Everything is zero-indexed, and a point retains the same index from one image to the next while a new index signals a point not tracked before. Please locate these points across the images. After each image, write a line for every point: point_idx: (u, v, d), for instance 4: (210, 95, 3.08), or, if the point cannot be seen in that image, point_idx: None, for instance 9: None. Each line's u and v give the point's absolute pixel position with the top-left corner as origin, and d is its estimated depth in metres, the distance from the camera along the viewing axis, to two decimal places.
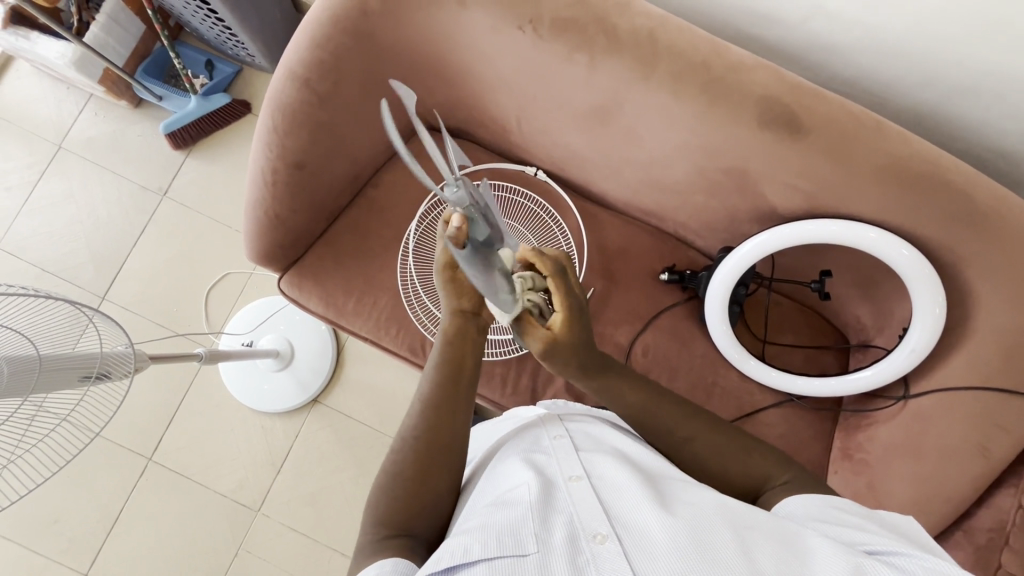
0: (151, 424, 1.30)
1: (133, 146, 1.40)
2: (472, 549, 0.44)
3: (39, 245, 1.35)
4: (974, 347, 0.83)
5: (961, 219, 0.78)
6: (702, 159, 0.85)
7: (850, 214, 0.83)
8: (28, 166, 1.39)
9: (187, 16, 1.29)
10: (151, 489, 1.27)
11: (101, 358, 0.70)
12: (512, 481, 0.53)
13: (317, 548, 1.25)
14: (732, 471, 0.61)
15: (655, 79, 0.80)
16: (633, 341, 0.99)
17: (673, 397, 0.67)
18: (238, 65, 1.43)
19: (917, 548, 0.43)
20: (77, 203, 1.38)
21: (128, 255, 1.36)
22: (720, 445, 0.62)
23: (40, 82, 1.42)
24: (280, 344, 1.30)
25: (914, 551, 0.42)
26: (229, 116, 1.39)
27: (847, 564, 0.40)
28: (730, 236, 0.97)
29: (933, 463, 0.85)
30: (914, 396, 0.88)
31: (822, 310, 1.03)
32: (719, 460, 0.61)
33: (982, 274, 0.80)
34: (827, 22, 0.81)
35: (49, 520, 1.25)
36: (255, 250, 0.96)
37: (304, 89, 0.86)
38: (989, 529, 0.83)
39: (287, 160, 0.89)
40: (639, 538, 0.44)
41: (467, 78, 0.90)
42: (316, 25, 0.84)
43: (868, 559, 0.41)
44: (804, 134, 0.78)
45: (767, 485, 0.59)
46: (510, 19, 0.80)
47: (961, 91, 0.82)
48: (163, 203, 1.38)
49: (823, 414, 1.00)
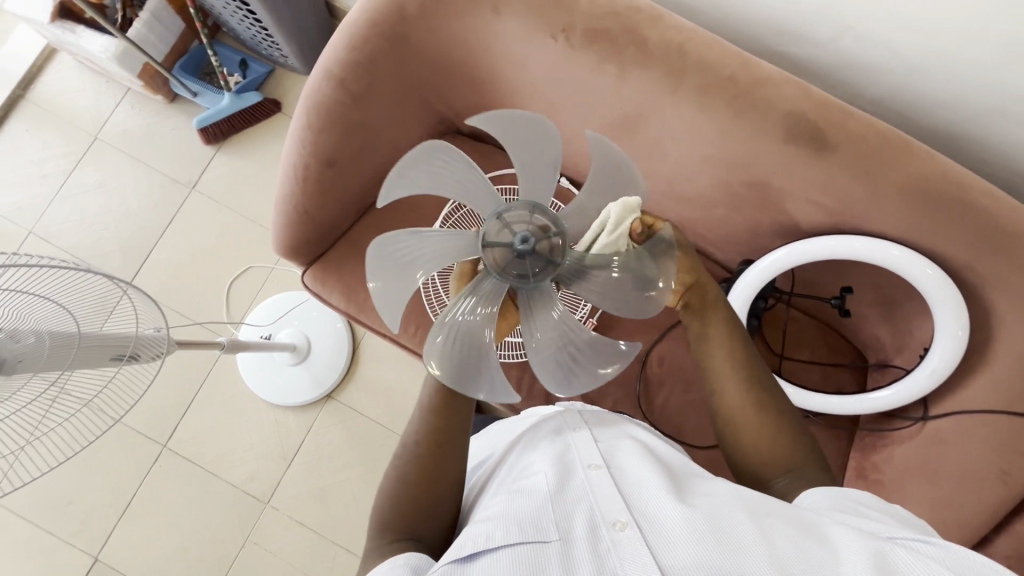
0: (168, 411, 1.32)
1: (166, 140, 1.44)
2: (493, 536, 0.45)
3: (71, 232, 1.39)
4: (997, 369, 0.82)
5: (988, 241, 0.78)
6: (725, 172, 0.86)
7: (873, 232, 0.84)
8: (65, 155, 1.43)
9: (226, 16, 1.33)
10: (164, 477, 1.29)
11: (135, 339, 0.72)
12: (532, 471, 0.54)
13: (324, 544, 1.26)
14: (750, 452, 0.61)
15: (683, 91, 0.81)
16: (648, 350, 1.00)
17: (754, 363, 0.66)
18: (271, 65, 1.47)
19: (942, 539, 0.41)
20: (108, 193, 1.41)
21: (155, 244, 1.39)
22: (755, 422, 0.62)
23: (80, 75, 1.47)
24: (298, 338, 1.32)
25: (935, 541, 0.41)
26: (259, 114, 1.43)
27: (866, 551, 0.40)
28: (750, 249, 0.97)
29: (950, 487, 0.84)
30: (932, 418, 0.88)
31: (840, 327, 1.03)
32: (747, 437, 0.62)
33: (1006, 297, 0.79)
34: (856, 41, 0.83)
35: (63, 501, 1.27)
36: (282, 243, 0.98)
37: (339, 89, 0.88)
38: (1007, 556, 0.82)
39: (318, 157, 0.91)
40: (658, 526, 0.44)
41: (497, 84, 0.92)
42: (353, 27, 0.86)
43: (886, 545, 0.41)
44: (830, 150, 0.79)
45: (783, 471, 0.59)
46: (543, 28, 0.82)
47: (989, 112, 0.82)
48: (192, 196, 1.42)
49: (838, 433, 0.99)
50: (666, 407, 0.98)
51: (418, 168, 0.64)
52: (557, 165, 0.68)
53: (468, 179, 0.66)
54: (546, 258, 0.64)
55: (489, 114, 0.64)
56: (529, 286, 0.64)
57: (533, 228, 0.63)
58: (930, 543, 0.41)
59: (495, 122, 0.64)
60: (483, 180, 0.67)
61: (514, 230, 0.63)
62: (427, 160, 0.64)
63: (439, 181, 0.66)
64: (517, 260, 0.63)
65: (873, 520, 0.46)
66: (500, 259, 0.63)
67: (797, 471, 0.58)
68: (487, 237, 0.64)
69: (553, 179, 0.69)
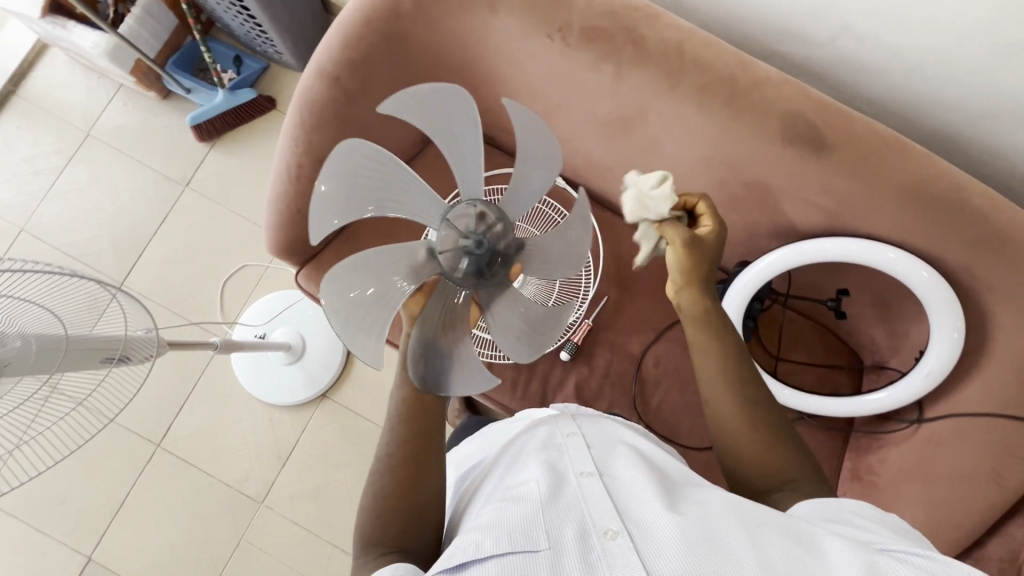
0: (162, 411, 1.31)
1: (159, 137, 1.42)
2: (483, 545, 0.44)
3: (63, 230, 1.38)
4: (991, 372, 0.82)
5: (984, 244, 0.77)
6: (722, 173, 0.85)
7: (870, 234, 0.83)
8: (56, 152, 1.42)
9: (220, 11, 1.32)
10: (158, 476, 1.28)
11: (125, 342, 0.71)
12: (524, 478, 0.53)
13: (319, 543, 1.26)
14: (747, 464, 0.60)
15: (680, 91, 0.80)
16: (644, 351, 1.00)
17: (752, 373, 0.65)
18: (266, 61, 1.46)
19: (936, 551, 0.41)
20: (101, 190, 1.40)
21: (148, 242, 1.38)
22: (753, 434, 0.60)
23: (72, 71, 1.45)
24: (293, 337, 1.31)
25: (929, 553, 0.41)
26: (254, 111, 1.41)
27: (860, 563, 0.40)
28: (746, 250, 0.97)
29: (945, 490, 0.84)
30: (927, 421, 0.88)
31: (836, 329, 1.03)
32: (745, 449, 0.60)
33: (1003, 300, 0.79)
34: (854, 42, 0.82)
35: (56, 501, 1.26)
36: (275, 243, 0.97)
37: (333, 87, 0.87)
38: (1000, 558, 0.82)
39: (312, 156, 0.90)
40: (650, 535, 0.44)
41: (492, 83, 0.91)
42: (347, 25, 0.85)
43: (881, 557, 0.41)
44: (827, 152, 0.78)
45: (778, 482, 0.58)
46: (538, 27, 0.82)
47: (985, 115, 0.82)
48: (185, 194, 1.40)
49: (833, 434, 0.99)
50: (662, 409, 0.98)
51: (342, 175, 0.57)
52: (478, 136, 0.58)
53: (398, 182, 0.60)
54: (491, 251, 0.58)
55: (394, 100, 0.55)
56: (482, 283, 0.59)
57: (470, 222, 0.58)
58: (924, 555, 0.41)
59: (408, 107, 0.56)
60: (414, 176, 0.60)
61: (454, 230, 0.59)
62: (349, 165, 0.57)
63: (364, 186, 0.59)
64: (463, 259, 0.58)
65: (869, 532, 0.46)
66: (448, 266, 0.59)
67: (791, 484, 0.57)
68: (433, 250, 0.61)
69: (478, 149, 0.58)
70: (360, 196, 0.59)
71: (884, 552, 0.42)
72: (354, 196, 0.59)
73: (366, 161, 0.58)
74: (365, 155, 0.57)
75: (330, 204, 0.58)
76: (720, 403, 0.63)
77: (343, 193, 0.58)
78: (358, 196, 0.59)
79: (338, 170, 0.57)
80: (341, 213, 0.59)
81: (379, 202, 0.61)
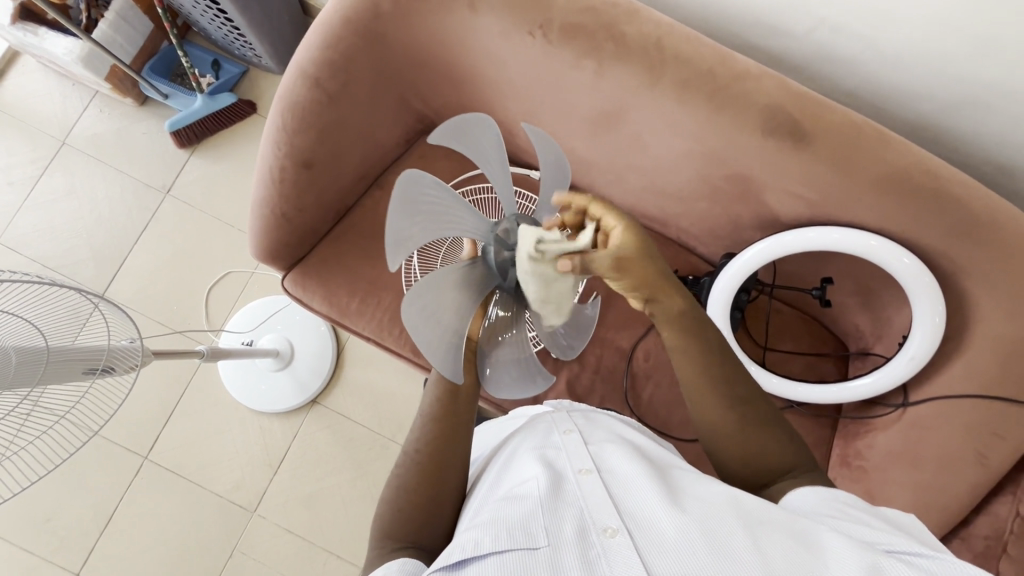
0: (148, 422, 1.29)
1: (138, 144, 1.40)
2: (482, 543, 0.44)
3: (39, 242, 1.35)
4: (970, 354, 0.84)
5: (962, 229, 0.79)
6: (706, 165, 0.86)
7: (852, 222, 0.84)
8: (31, 162, 1.38)
9: (195, 15, 1.29)
10: (146, 489, 1.26)
11: (107, 352, 0.70)
12: (522, 475, 0.53)
13: (313, 551, 1.25)
14: (741, 459, 0.59)
15: (662, 86, 0.81)
16: (635, 345, 1.00)
17: (733, 371, 0.62)
18: (245, 65, 1.44)
19: (934, 552, 0.41)
20: (79, 200, 1.37)
21: (129, 252, 1.35)
22: (741, 431, 0.59)
23: (45, 78, 1.42)
24: (281, 343, 1.30)
25: (924, 553, 0.41)
26: (234, 116, 1.40)
27: (861, 562, 0.39)
28: (731, 242, 0.98)
29: (931, 471, 0.86)
30: (912, 403, 0.89)
31: (821, 317, 1.04)
32: (734, 443, 0.59)
33: (981, 284, 0.81)
34: (829, 34, 0.83)
35: (41, 519, 1.23)
36: (260, 248, 0.96)
37: (313, 88, 0.86)
38: (986, 536, 0.83)
39: (295, 158, 0.89)
40: (650, 533, 0.44)
41: (476, 82, 0.91)
42: (327, 26, 0.85)
43: (882, 557, 0.40)
44: (806, 142, 0.79)
45: (772, 472, 0.58)
46: (520, 24, 0.81)
47: (959, 104, 0.84)
48: (166, 201, 1.38)
49: (822, 421, 1.01)
50: (653, 401, 0.98)
51: (411, 207, 0.54)
52: (498, 138, 0.61)
53: (450, 206, 0.59)
54: None
55: (447, 126, 0.56)
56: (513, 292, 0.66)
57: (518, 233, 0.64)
58: (928, 558, 0.40)
59: (452, 133, 0.57)
60: (459, 199, 0.60)
61: (501, 243, 0.63)
62: (407, 192, 0.53)
63: (427, 211, 0.56)
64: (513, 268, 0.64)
65: (866, 526, 0.45)
66: (499, 275, 0.65)
67: (783, 472, 0.57)
68: (479, 257, 0.64)
69: (502, 156, 0.62)
70: (425, 222, 0.56)
71: (885, 552, 0.42)
72: (420, 221, 0.55)
73: (426, 188, 0.55)
74: (423, 185, 0.55)
75: (404, 229, 0.53)
76: (713, 411, 0.61)
77: (414, 215, 0.54)
78: (423, 222, 0.55)
79: (405, 201, 0.53)
80: (412, 237, 0.54)
81: (439, 229, 0.58)
